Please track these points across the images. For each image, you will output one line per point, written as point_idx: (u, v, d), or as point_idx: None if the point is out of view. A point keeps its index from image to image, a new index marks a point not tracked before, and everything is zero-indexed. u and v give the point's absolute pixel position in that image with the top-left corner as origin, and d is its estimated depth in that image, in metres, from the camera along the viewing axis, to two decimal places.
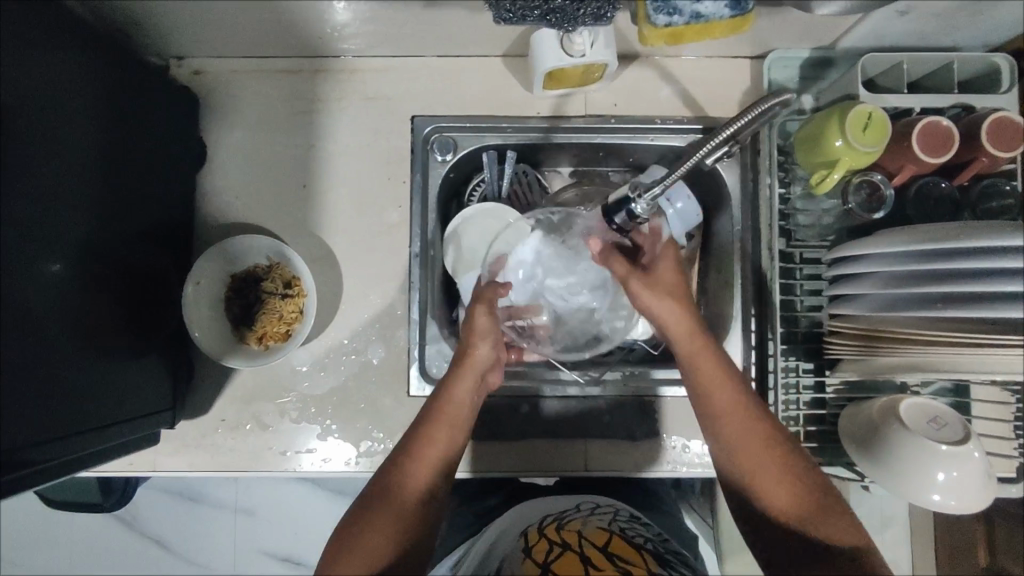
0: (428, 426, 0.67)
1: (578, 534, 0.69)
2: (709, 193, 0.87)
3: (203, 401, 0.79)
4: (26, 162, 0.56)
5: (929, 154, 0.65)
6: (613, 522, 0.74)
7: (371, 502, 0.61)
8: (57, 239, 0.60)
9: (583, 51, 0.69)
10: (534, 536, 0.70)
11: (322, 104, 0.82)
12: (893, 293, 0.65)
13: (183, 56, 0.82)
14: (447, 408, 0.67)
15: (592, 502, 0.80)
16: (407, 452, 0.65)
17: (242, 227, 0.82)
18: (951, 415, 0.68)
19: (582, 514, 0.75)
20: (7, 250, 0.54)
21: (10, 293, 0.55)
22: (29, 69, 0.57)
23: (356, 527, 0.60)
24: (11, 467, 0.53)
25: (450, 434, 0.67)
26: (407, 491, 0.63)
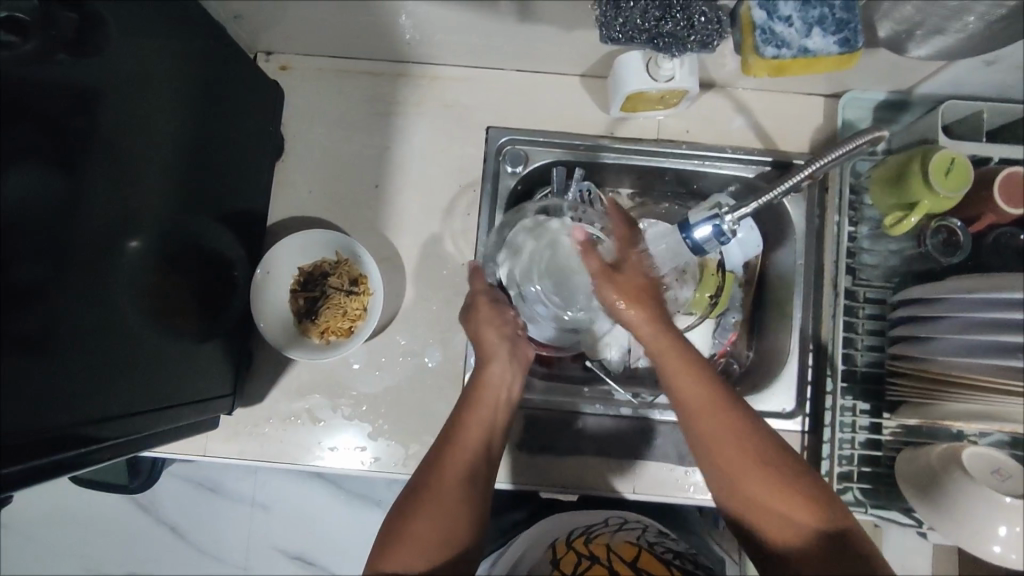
0: (458, 415, 0.68)
1: (606, 547, 0.71)
2: (771, 225, 0.87)
3: (258, 390, 0.80)
4: (117, 136, 0.58)
5: (1010, 205, 0.66)
6: (642, 537, 0.74)
7: (406, 503, 0.63)
8: (139, 215, 0.62)
9: (671, 75, 0.70)
10: (562, 549, 0.72)
11: (399, 108, 0.84)
12: (972, 339, 0.64)
13: (271, 52, 0.84)
14: (462, 425, 0.67)
15: (619, 518, 0.79)
16: (440, 450, 0.66)
17: (310, 220, 0.83)
18: (1017, 467, 0.67)
19: (609, 529, 0.76)
20: (89, 221, 0.56)
21: (91, 263, 0.56)
22: (130, 50, 0.59)
23: (391, 529, 0.62)
24: (82, 437, 0.55)
25: (479, 423, 0.68)
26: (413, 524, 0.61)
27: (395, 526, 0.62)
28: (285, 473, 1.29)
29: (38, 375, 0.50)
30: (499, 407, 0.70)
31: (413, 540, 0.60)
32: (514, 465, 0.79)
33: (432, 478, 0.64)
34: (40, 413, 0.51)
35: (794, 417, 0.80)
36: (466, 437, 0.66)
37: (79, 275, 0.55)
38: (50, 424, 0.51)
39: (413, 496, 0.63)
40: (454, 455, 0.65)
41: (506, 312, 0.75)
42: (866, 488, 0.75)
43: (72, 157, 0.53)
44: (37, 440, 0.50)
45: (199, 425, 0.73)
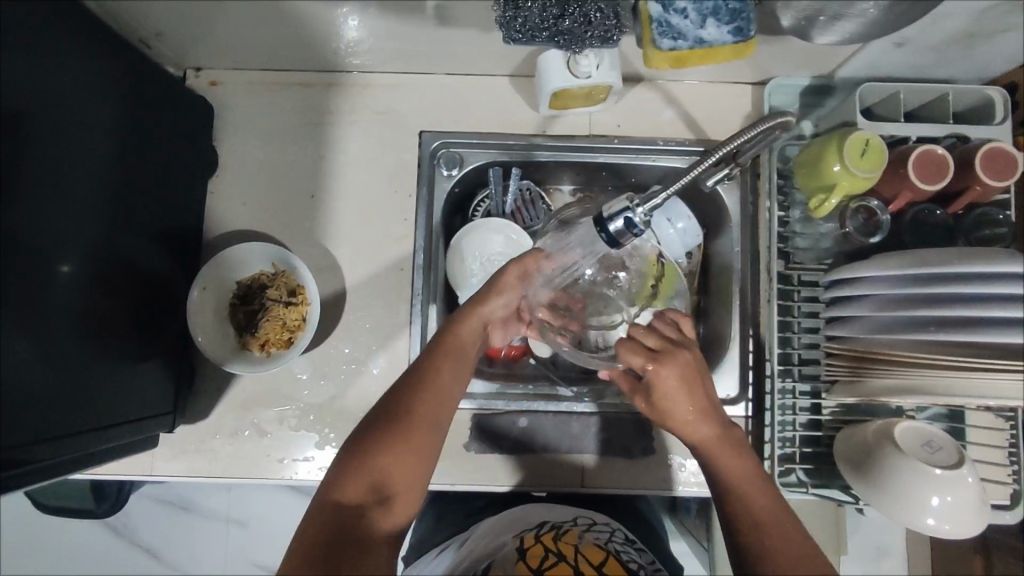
0: (429, 357, 0.64)
1: (574, 547, 0.68)
2: (708, 214, 0.89)
3: (204, 406, 0.80)
4: (45, 161, 0.58)
5: (924, 180, 0.67)
6: (609, 543, 0.73)
7: (383, 418, 0.59)
8: (70, 240, 0.62)
9: (590, 72, 0.71)
10: (529, 540, 0.70)
11: (332, 117, 0.84)
12: (889, 316, 0.65)
13: (201, 68, 0.84)
14: (447, 347, 0.65)
15: (588, 519, 0.80)
16: (411, 389, 0.61)
17: (249, 234, 0.83)
18: (946, 439, 0.69)
19: (577, 528, 0.75)
20: (21, 249, 0.56)
21: (23, 289, 0.56)
22: (52, 74, 0.59)
23: (350, 455, 0.57)
24: (16, 463, 0.54)
25: (451, 369, 0.64)
26: (400, 441, 0.58)
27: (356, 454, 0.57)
28: (254, 488, 1.29)
29: None
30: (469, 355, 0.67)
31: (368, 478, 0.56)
32: (464, 466, 0.79)
33: (399, 410, 0.60)
34: None
35: (737, 402, 0.81)
36: (448, 369, 0.64)
37: (14, 301, 0.55)
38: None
39: (387, 413, 0.59)
40: (425, 395, 0.61)
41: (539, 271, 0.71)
42: (808, 468, 0.76)
43: (1, 184, 0.53)
44: None
45: (138, 445, 0.72)
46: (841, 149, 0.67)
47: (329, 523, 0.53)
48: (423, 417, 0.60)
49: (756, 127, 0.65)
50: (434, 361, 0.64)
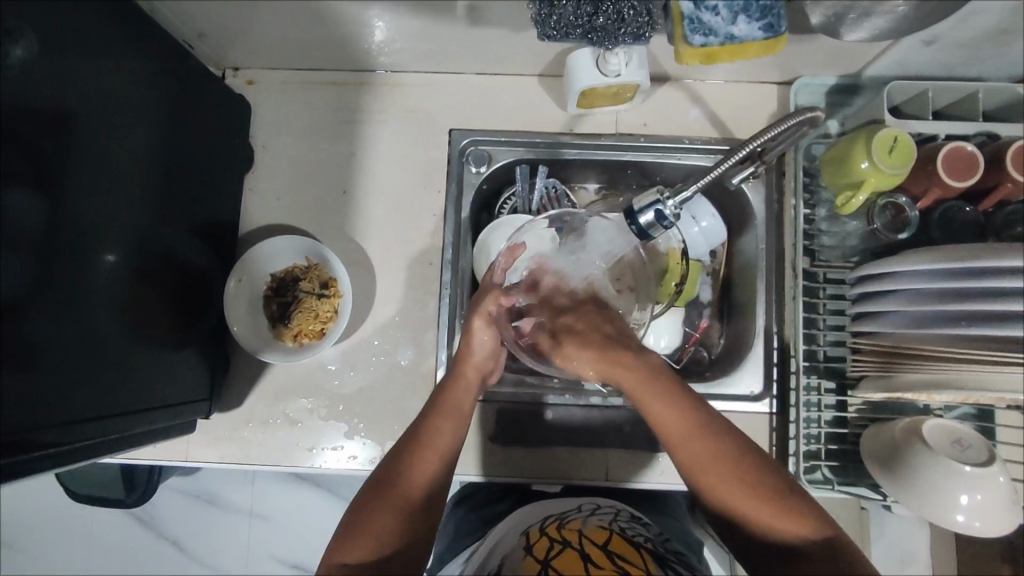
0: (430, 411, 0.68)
1: (578, 533, 0.69)
2: (733, 212, 0.89)
3: (237, 395, 0.82)
4: (93, 153, 0.61)
5: (953, 177, 0.67)
6: (614, 522, 0.74)
7: (381, 478, 0.62)
8: (114, 230, 0.64)
9: (618, 71, 0.72)
10: (535, 535, 0.70)
11: (364, 115, 0.86)
12: (917, 311, 0.65)
13: (238, 67, 0.87)
14: (444, 403, 0.69)
15: (592, 504, 0.80)
16: (410, 445, 0.64)
17: (282, 228, 0.85)
18: (975, 436, 0.68)
19: (582, 515, 0.75)
20: (68, 237, 0.58)
21: (70, 276, 0.59)
22: (104, 71, 0.62)
23: (363, 509, 0.59)
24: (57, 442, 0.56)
25: (450, 418, 0.68)
26: (401, 495, 0.61)
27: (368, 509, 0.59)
28: (279, 482, 1.31)
29: (22, 385, 0.53)
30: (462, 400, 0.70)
31: (382, 528, 0.58)
32: (489, 458, 0.80)
33: (394, 472, 0.62)
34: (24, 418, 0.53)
35: (761, 399, 0.81)
36: (444, 424, 0.66)
37: (60, 287, 0.58)
38: (26, 428, 0.53)
39: (387, 473, 0.62)
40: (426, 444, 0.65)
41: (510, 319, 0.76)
42: (834, 465, 0.76)
43: (49, 174, 0.56)
44: (18, 444, 0.52)
45: (174, 430, 0.75)
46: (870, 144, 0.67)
47: None
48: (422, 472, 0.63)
49: (784, 122, 0.66)
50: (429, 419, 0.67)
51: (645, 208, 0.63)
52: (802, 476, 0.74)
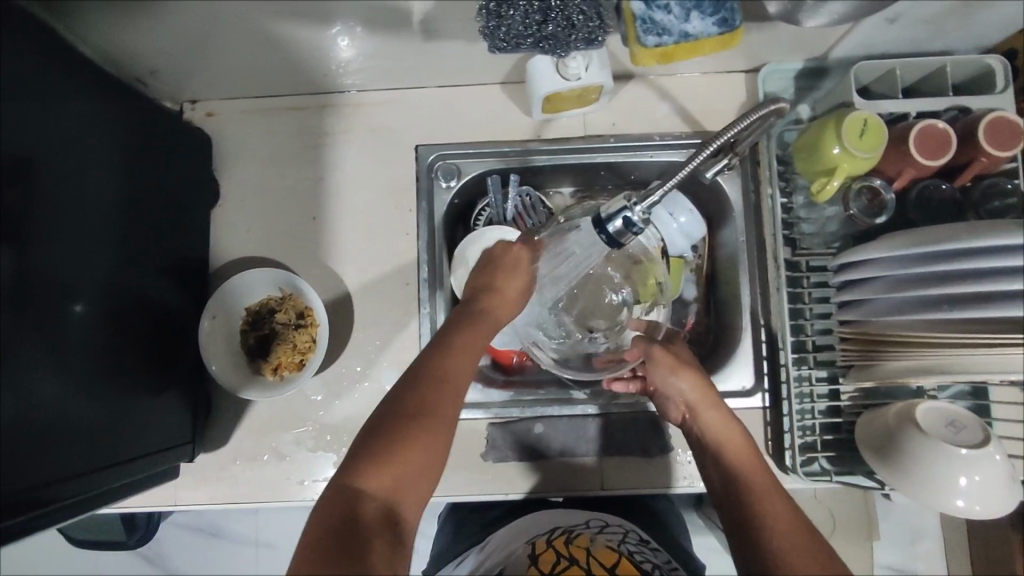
0: (445, 352, 0.63)
1: (586, 550, 0.66)
2: (711, 205, 0.88)
3: (222, 433, 0.81)
4: (53, 202, 0.59)
5: (926, 156, 0.66)
6: (623, 544, 0.70)
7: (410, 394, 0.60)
8: (79, 281, 0.62)
9: (579, 74, 0.71)
10: (542, 546, 0.68)
11: (328, 138, 0.85)
12: (899, 296, 0.64)
13: (196, 99, 0.85)
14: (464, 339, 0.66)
15: (601, 520, 0.77)
16: (430, 364, 0.62)
17: (254, 259, 0.84)
18: (969, 416, 0.67)
19: (590, 531, 0.72)
20: (33, 290, 0.57)
21: (40, 330, 0.57)
22: (62, 118, 0.60)
23: (383, 426, 0.57)
24: (39, 502, 0.55)
25: (461, 370, 0.63)
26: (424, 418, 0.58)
27: (389, 419, 0.58)
28: (282, 510, 1.30)
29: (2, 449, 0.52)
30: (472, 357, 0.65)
31: (395, 451, 0.56)
32: (483, 478, 0.79)
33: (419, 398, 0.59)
34: (13, 482, 0.52)
35: (753, 393, 0.80)
36: (460, 357, 0.64)
37: (32, 344, 0.56)
38: (10, 492, 0.52)
39: (406, 396, 0.60)
40: (434, 395, 0.60)
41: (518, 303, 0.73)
42: (830, 456, 0.75)
43: (13, 230, 0.54)
44: (6, 508, 0.51)
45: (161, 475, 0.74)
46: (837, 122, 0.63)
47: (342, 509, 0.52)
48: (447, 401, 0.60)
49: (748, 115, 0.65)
50: (449, 347, 0.64)
51: (614, 217, 0.61)
52: (798, 469, 0.73)
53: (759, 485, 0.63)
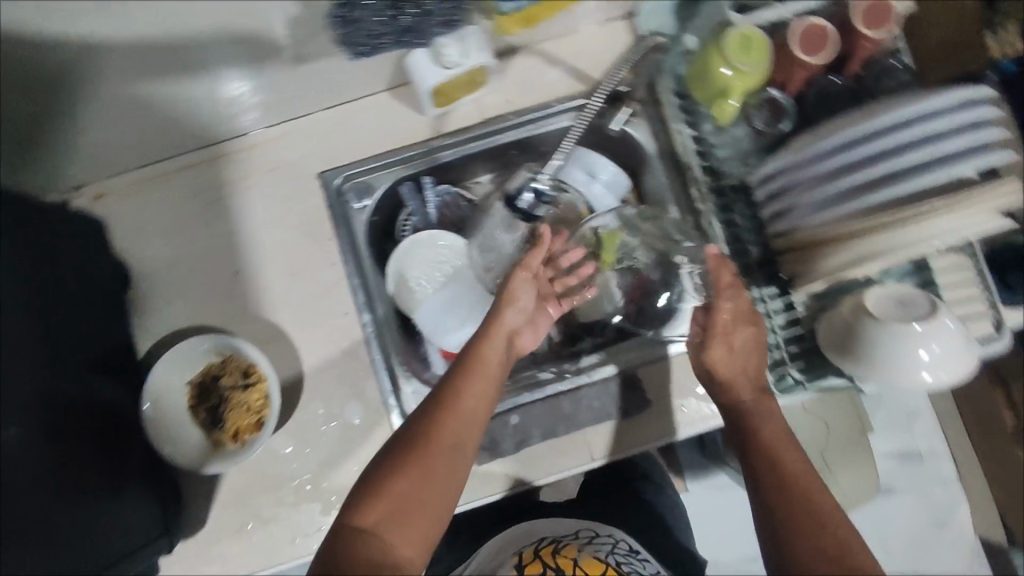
0: (462, 377, 0.62)
1: (574, 562, 0.67)
2: (626, 155, 0.88)
3: (199, 515, 0.77)
4: None
5: (813, 55, 0.68)
6: (611, 554, 0.72)
7: (420, 424, 0.58)
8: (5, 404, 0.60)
9: (458, 62, 0.71)
10: (528, 555, 0.69)
11: (227, 188, 0.82)
12: (825, 192, 0.65)
13: (81, 184, 0.80)
14: (480, 359, 0.63)
15: (591, 529, 0.78)
16: (443, 389, 0.61)
17: (184, 331, 0.80)
18: (915, 292, 0.67)
19: (579, 541, 0.74)
20: None
21: None
22: None
23: (393, 454, 0.57)
24: None
25: (476, 399, 0.61)
26: (433, 445, 0.57)
27: (396, 451, 0.57)
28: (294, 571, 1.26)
29: None
30: (487, 387, 0.63)
31: (392, 488, 0.55)
32: (474, 483, 0.77)
33: (429, 427, 0.58)
34: None
35: None
36: (475, 384, 0.62)
37: None
38: None
39: (418, 426, 0.58)
40: (441, 430, 0.58)
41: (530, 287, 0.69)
42: (800, 366, 0.75)
43: None
44: None
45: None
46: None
47: (344, 548, 0.52)
48: (454, 429, 0.59)
49: None
50: (468, 365, 0.63)
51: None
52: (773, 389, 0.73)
53: (802, 477, 0.62)
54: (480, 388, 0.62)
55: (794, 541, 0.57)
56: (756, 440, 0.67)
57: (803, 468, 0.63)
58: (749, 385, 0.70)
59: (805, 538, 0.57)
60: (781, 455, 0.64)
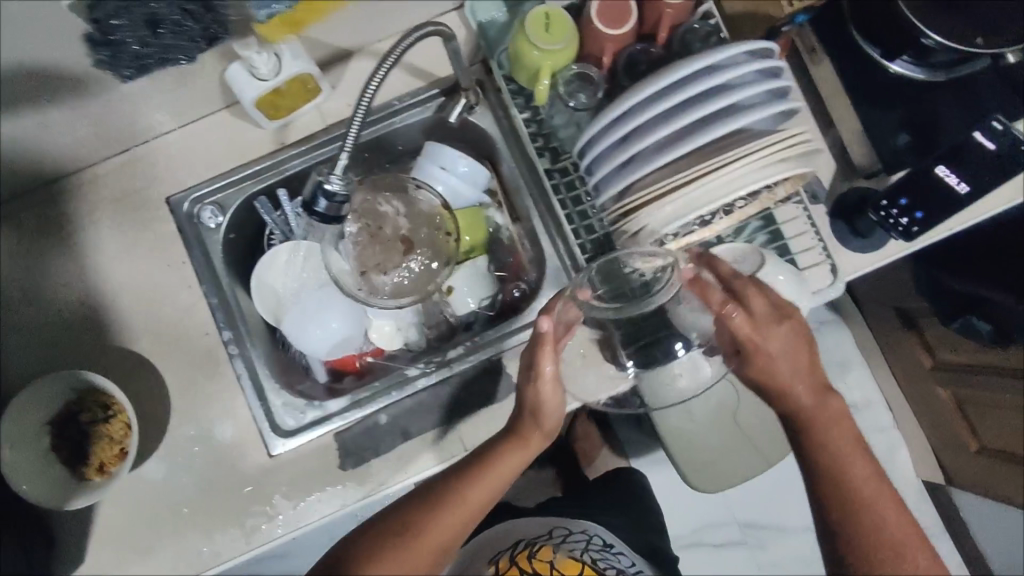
0: (480, 465, 0.54)
1: (549, 563, 0.77)
2: None
3: None
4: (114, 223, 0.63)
5: None
6: (586, 552, 0.80)
7: (434, 497, 0.52)
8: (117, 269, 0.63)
9: None
10: (505, 563, 0.78)
11: None
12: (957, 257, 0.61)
13: None
14: (498, 464, 0.54)
15: (564, 528, 0.84)
16: (470, 469, 0.54)
17: None
18: None
19: (551, 542, 0.81)
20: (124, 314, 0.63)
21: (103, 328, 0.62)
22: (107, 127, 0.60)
23: (399, 518, 0.51)
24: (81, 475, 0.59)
25: (476, 503, 0.53)
26: (432, 530, 0.51)
27: (440, 514, 0.51)
28: None
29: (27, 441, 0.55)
30: (805, 375, 0.55)
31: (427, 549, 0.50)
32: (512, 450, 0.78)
33: (433, 503, 0.52)
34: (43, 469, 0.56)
35: None
36: (479, 489, 0.53)
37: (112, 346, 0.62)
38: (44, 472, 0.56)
39: (425, 497, 0.53)
40: (442, 516, 0.51)
41: (772, 322, 0.54)
42: None
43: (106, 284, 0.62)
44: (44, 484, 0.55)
45: (52, 492, 0.56)
46: (873, 59, 0.59)
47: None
48: (452, 523, 0.52)
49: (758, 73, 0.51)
50: (486, 458, 0.54)
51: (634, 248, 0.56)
52: None
53: (869, 489, 0.54)
54: (813, 379, 0.55)
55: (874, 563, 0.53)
56: (821, 463, 0.55)
57: (877, 499, 0.54)
58: (833, 425, 0.55)
59: None
60: (857, 483, 0.54)
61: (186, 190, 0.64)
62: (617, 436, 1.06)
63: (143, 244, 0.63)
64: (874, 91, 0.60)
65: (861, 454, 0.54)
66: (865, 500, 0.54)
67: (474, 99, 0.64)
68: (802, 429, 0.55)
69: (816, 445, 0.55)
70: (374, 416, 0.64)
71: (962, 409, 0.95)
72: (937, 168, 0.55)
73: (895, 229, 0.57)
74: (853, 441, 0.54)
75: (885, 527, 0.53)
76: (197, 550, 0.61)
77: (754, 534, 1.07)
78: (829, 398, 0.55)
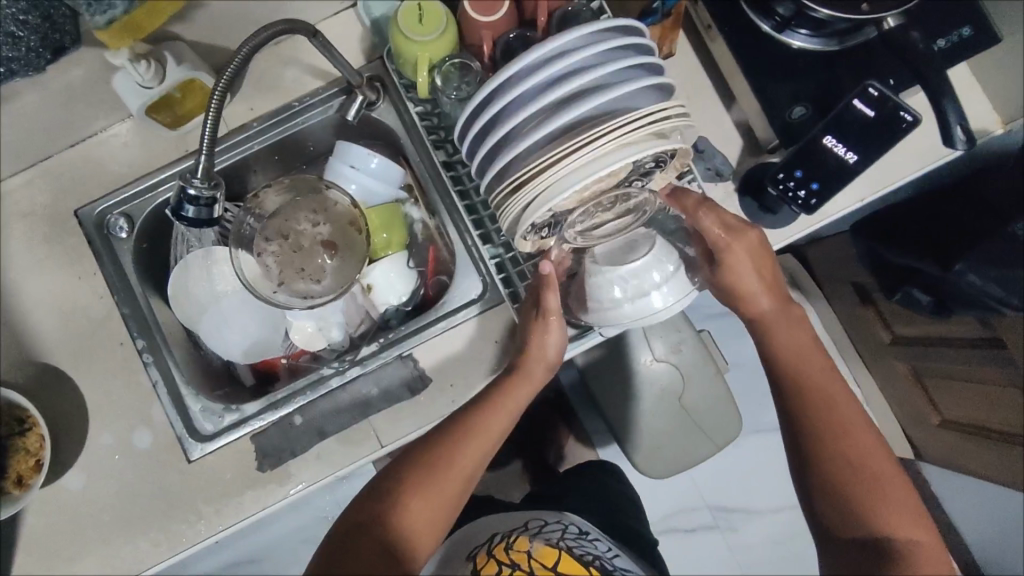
0: (474, 414, 0.57)
1: (524, 555, 0.60)
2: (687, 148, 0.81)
3: None
4: (30, 237, 0.64)
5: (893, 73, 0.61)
6: (564, 539, 0.66)
7: (433, 449, 0.56)
8: (33, 283, 0.64)
9: None
10: (480, 558, 0.62)
11: None
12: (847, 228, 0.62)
13: None
14: (490, 413, 0.57)
15: (538, 519, 0.71)
16: (460, 420, 0.57)
17: None
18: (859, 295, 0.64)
19: (527, 530, 0.67)
20: (41, 326, 0.64)
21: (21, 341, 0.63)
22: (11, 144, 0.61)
23: (405, 471, 0.55)
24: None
25: (474, 452, 0.56)
26: (444, 476, 0.55)
27: (437, 465, 0.55)
28: None
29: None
30: (768, 291, 0.60)
31: (439, 496, 0.54)
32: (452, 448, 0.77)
33: (432, 455, 0.56)
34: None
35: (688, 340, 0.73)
36: (475, 436, 0.56)
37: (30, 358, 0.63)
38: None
39: (424, 450, 0.56)
40: (447, 465, 0.55)
41: (748, 240, 0.58)
42: None
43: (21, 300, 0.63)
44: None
45: None
46: (765, 33, 0.59)
47: (360, 524, 0.53)
48: (458, 469, 0.55)
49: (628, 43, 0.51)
50: (480, 406, 0.57)
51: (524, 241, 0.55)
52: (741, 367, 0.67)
53: (843, 409, 0.55)
54: (775, 297, 0.60)
55: (833, 486, 0.53)
56: (803, 387, 0.57)
57: (853, 417, 0.55)
58: (800, 336, 0.60)
59: (891, 525, 0.51)
60: (838, 406, 0.56)
61: (92, 203, 0.64)
62: (585, 428, 1.04)
63: (56, 256, 0.64)
64: (767, 62, 0.59)
65: (830, 376, 0.57)
66: (843, 418, 0.55)
67: (372, 96, 0.63)
68: (784, 356, 0.59)
69: (795, 370, 0.58)
70: (291, 416, 0.62)
71: (923, 385, 0.88)
72: (824, 138, 0.55)
73: (794, 203, 0.57)
74: (825, 361, 0.58)
75: (869, 443, 0.55)
76: (120, 558, 0.61)
77: (725, 518, 1.04)
78: (793, 314, 0.61)
